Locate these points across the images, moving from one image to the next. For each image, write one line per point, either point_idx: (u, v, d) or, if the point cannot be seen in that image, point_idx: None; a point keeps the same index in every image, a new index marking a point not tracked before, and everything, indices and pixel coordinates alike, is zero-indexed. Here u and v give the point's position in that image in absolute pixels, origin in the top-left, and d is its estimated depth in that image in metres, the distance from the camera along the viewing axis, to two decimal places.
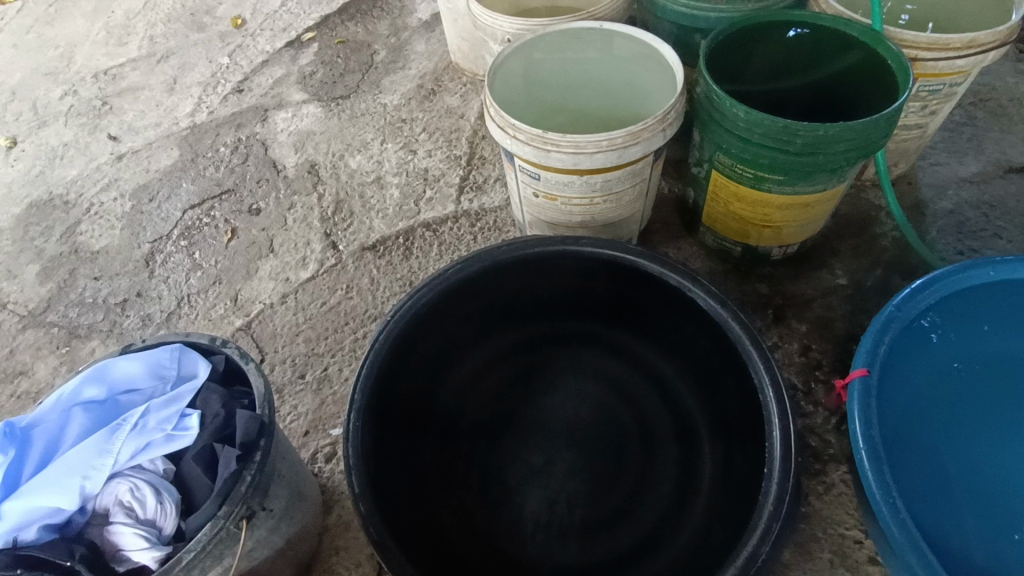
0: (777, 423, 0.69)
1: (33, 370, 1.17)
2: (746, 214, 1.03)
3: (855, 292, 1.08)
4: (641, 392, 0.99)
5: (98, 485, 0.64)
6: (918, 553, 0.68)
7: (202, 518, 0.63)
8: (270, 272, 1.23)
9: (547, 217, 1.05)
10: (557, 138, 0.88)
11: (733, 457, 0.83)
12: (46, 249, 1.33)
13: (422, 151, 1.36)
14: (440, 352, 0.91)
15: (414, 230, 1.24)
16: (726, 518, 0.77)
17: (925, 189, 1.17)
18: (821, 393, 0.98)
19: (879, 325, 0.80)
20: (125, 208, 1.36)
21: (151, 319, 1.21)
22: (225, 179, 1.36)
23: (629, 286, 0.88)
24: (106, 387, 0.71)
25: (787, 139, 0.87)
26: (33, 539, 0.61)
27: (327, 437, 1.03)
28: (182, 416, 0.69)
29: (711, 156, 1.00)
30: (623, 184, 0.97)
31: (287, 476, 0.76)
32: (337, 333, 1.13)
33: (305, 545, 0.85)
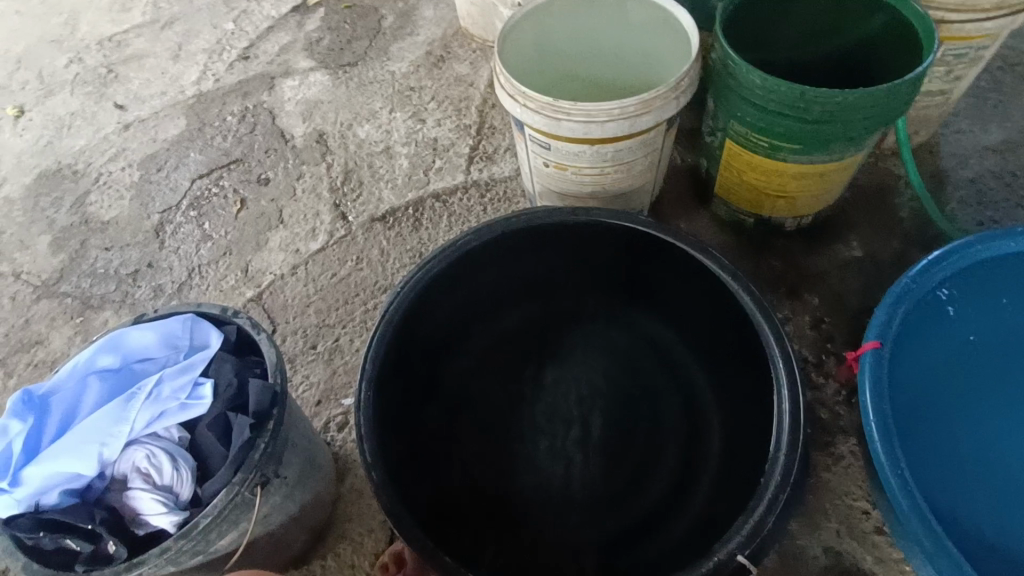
0: (786, 396, 0.68)
1: (48, 340, 1.18)
2: (760, 184, 1.01)
3: (870, 264, 1.06)
4: (650, 366, 0.98)
5: (115, 452, 0.65)
6: (926, 525, 0.69)
7: (218, 484, 0.64)
8: (280, 243, 1.23)
9: (558, 187, 1.04)
10: (569, 107, 0.87)
11: (742, 431, 0.83)
12: (57, 219, 1.33)
13: (431, 121, 1.34)
14: (449, 324, 0.91)
15: (424, 201, 1.24)
16: (735, 489, 0.78)
17: (946, 159, 1.15)
18: (832, 365, 0.98)
19: (894, 297, 0.79)
20: (134, 178, 1.35)
21: (163, 290, 1.21)
22: (233, 149, 1.35)
23: (640, 258, 0.87)
24: (120, 356, 0.71)
25: (804, 107, 0.85)
26: (54, 503, 0.63)
27: (339, 406, 1.04)
28: (195, 385, 0.68)
29: (725, 125, 0.98)
30: (635, 153, 0.96)
31: (301, 444, 0.77)
32: (347, 304, 1.14)
33: (319, 511, 0.87)
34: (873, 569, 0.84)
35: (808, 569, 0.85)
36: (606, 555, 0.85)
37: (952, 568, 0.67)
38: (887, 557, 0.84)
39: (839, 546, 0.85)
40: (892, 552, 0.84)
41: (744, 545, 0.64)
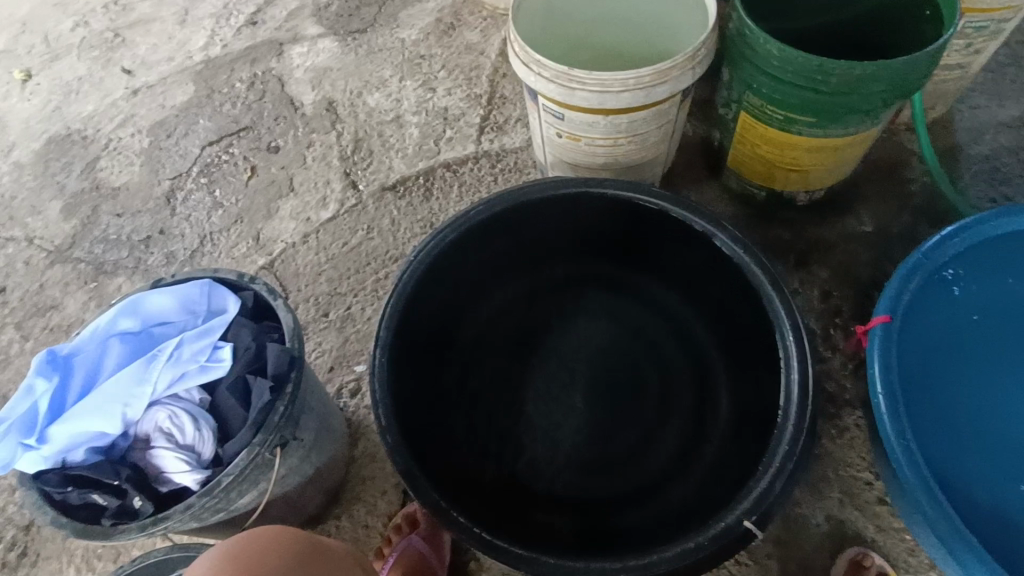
0: (795, 367, 0.69)
1: (63, 305, 1.20)
2: (773, 157, 1.01)
3: (880, 239, 1.07)
4: (658, 336, 1.00)
5: (138, 412, 0.66)
6: (927, 493, 0.70)
7: (238, 445, 0.66)
8: (291, 211, 1.23)
9: (570, 158, 1.04)
10: (583, 76, 0.86)
11: (750, 401, 0.84)
12: (68, 185, 1.33)
13: (441, 89, 1.33)
14: (461, 293, 0.92)
15: (434, 170, 1.23)
16: (741, 458, 0.80)
17: (961, 134, 1.14)
18: (839, 339, 0.99)
19: (904, 271, 0.80)
20: (143, 145, 1.35)
21: (175, 257, 1.22)
22: (243, 116, 1.35)
23: (652, 230, 0.87)
24: (140, 320, 0.72)
25: (821, 79, 0.84)
26: (81, 460, 0.66)
27: (351, 372, 1.06)
28: (215, 349, 0.70)
29: (740, 97, 0.98)
30: (649, 125, 0.95)
31: (317, 408, 0.78)
32: (358, 273, 1.14)
33: (334, 473, 0.89)
34: (874, 536, 0.86)
35: (810, 535, 0.87)
36: (613, 517, 0.88)
37: (953, 536, 0.69)
38: (888, 525, 0.86)
39: (841, 513, 0.87)
40: (893, 521, 0.86)
41: (751, 510, 0.65)
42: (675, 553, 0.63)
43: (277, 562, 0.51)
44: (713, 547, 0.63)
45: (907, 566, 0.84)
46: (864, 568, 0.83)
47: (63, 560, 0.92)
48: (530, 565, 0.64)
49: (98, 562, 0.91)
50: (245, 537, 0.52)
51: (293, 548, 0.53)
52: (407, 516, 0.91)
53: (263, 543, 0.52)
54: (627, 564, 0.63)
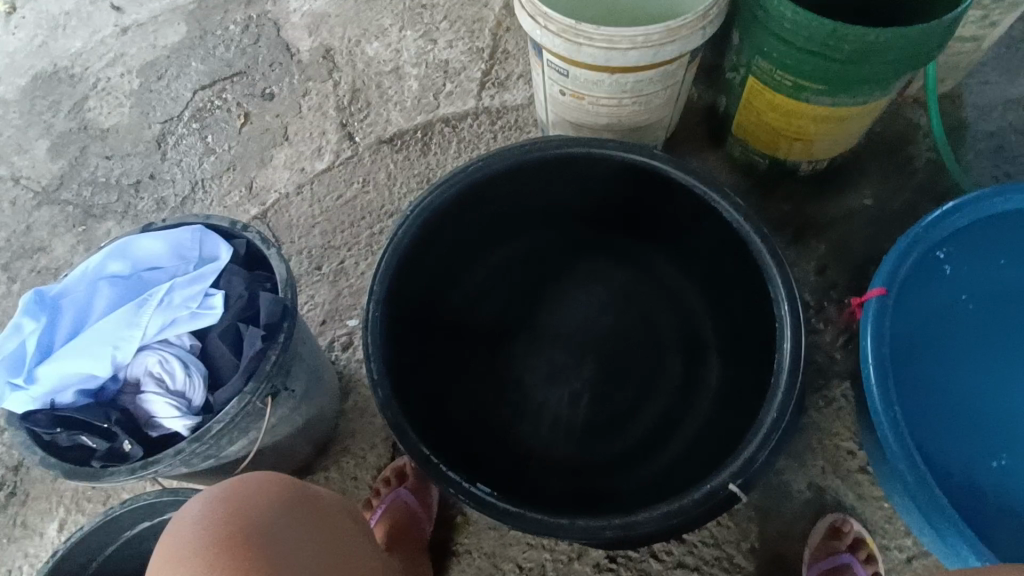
0: (788, 336, 0.69)
1: (51, 247, 1.18)
2: (779, 125, 0.99)
3: (880, 213, 1.06)
4: (654, 304, 0.99)
5: (128, 356, 0.66)
6: (911, 465, 0.72)
7: (230, 393, 0.66)
8: (285, 161, 1.20)
9: (573, 117, 1.01)
10: (590, 31, 0.83)
11: (740, 369, 0.85)
12: (55, 124, 1.30)
13: (442, 41, 1.29)
14: (458, 249, 0.91)
15: (433, 125, 1.21)
16: (731, 425, 0.80)
17: (969, 110, 1.12)
18: (832, 312, 0.99)
19: (905, 245, 0.79)
20: (133, 86, 1.31)
21: (166, 203, 1.20)
22: (237, 60, 1.30)
23: (650, 195, 0.86)
24: (130, 264, 0.71)
25: (833, 45, 0.82)
26: (70, 402, 0.65)
27: (343, 326, 1.05)
28: (206, 296, 0.69)
29: (749, 61, 0.95)
30: (655, 86, 0.93)
31: (308, 359, 0.78)
32: (352, 227, 1.13)
33: (324, 424, 0.89)
34: (853, 504, 0.88)
35: (791, 501, 0.89)
36: (600, 479, 0.89)
37: (933, 507, 0.71)
38: (868, 494, 0.88)
39: (823, 481, 0.89)
40: (873, 490, 0.88)
41: (736, 475, 0.66)
42: (660, 515, 0.64)
43: (270, 505, 0.51)
44: (697, 508, 0.64)
45: (883, 534, 0.86)
46: (841, 534, 0.85)
47: (53, 500, 0.92)
48: (516, 521, 0.65)
49: (88, 503, 0.92)
50: (240, 481, 0.53)
51: (286, 494, 0.53)
52: (397, 470, 0.92)
53: (257, 487, 0.52)
54: (612, 524, 0.64)
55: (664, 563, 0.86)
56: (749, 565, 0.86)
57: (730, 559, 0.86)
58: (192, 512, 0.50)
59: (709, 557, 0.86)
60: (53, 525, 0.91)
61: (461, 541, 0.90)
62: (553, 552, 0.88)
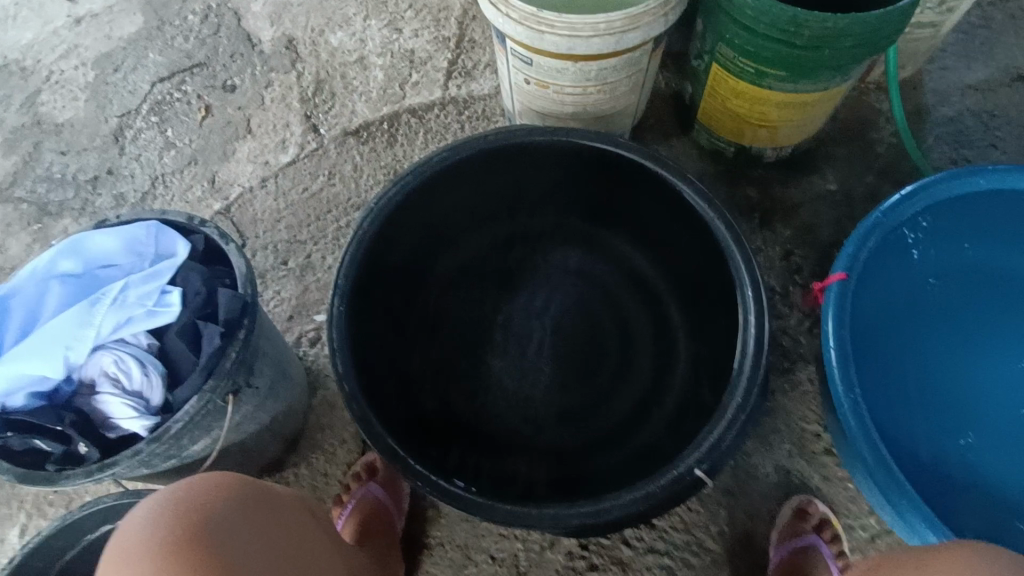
0: (752, 321, 0.71)
1: (5, 247, 1.15)
2: (743, 111, 1.00)
3: (843, 197, 1.08)
4: (622, 291, 0.99)
5: (81, 357, 0.63)
6: (872, 446, 0.73)
7: (189, 391, 0.64)
8: (249, 154, 1.18)
9: (539, 105, 1.01)
10: (552, 18, 0.83)
11: (707, 355, 0.86)
12: (6, 119, 1.25)
13: (407, 31, 1.27)
14: (426, 237, 0.90)
15: (399, 116, 1.20)
16: (700, 410, 0.82)
17: (929, 95, 1.14)
18: (798, 297, 1.00)
19: (864, 230, 0.81)
20: (88, 78, 1.27)
21: (125, 199, 1.17)
22: (196, 51, 1.27)
23: (617, 183, 0.87)
24: (83, 262, 0.69)
25: (793, 32, 0.83)
26: (21, 405, 0.63)
27: (311, 321, 1.04)
28: (163, 293, 0.67)
29: (712, 48, 0.96)
30: (618, 74, 0.93)
31: (271, 355, 0.77)
32: (319, 221, 1.11)
33: (293, 421, 0.88)
34: (819, 485, 0.89)
35: (759, 483, 0.90)
36: (570, 467, 0.90)
37: (891, 484, 0.72)
38: (832, 474, 0.90)
39: (789, 464, 0.91)
40: (837, 470, 0.90)
41: (701, 459, 0.66)
42: (626, 501, 0.65)
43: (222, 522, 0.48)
44: (663, 493, 0.65)
45: (848, 513, 0.88)
46: (807, 515, 0.86)
47: (12, 506, 0.90)
48: (484, 511, 0.65)
49: (49, 507, 0.90)
50: (179, 491, 0.50)
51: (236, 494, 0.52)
52: (367, 465, 0.91)
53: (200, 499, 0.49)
54: (579, 512, 0.65)
55: (635, 548, 0.87)
56: (719, 548, 0.87)
57: (700, 542, 0.87)
58: (136, 533, 0.47)
59: (679, 541, 0.87)
60: (13, 531, 0.89)
61: (434, 534, 0.89)
62: (525, 541, 0.88)
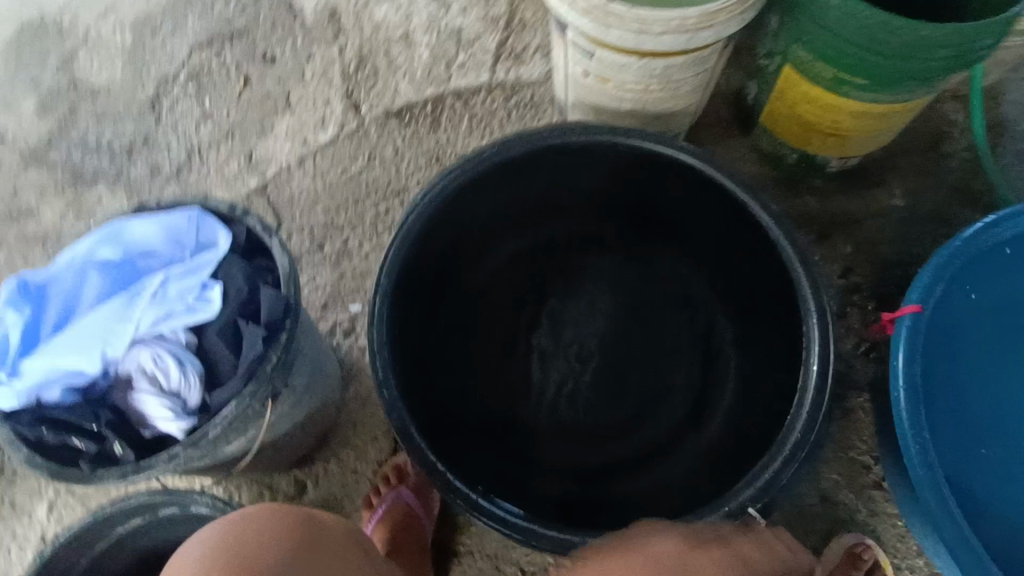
0: (816, 353, 0.66)
1: (40, 213, 1.13)
2: (813, 119, 0.94)
3: (910, 215, 1.02)
4: (668, 300, 0.95)
5: (118, 352, 0.61)
6: (937, 493, 0.69)
7: (227, 395, 0.62)
8: (287, 130, 1.14)
9: (595, 100, 0.96)
10: (621, 12, 0.77)
11: (760, 378, 0.82)
12: (43, 79, 1.22)
13: (455, 7, 1.21)
14: (471, 236, 0.86)
15: (444, 99, 1.15)
16: (751, 438, 0.78)
17: (1010, 108, 1.07)
18: (854, 318, 0.96)
19: (939, 262, 0.75)
20: (126, 40, 1.23)
21: (161, 170, 1.14)
22: (236, 18, 1.22)
23: (674, 191, 0.82)
24: (122, 249, 0.66)
25: (882, 38, 0.77)
26: (57, 400, 0.61)
27: (345, 311, 1.01)
28: (204, 288, 0.64)
29: (786, 48, 0.90)
30: (684, 72, 0.87)
31: (309, 353, 0.74)
32: (357, 205, 1.08)
33: (325, 416, 0.86)
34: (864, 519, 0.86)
35: (801, 513, 0.87)
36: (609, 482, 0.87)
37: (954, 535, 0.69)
38: (878, 509, 0.86)
39: (834, 494, 0.87)
40: (884, 506, 0.86)
41: (754, 497, 0.63)
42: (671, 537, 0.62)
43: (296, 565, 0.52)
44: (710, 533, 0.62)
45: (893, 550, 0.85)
46: (860, 560, 0.83)
47: (43, 480, 0.90)
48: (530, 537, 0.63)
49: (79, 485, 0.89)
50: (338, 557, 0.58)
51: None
52: (395, 467, 0.89)
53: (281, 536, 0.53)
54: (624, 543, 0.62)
55: None
56: None
57: None
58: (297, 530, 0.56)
59: None
60: (43, 505, 0.89)
61: (464, 542, 0.88)
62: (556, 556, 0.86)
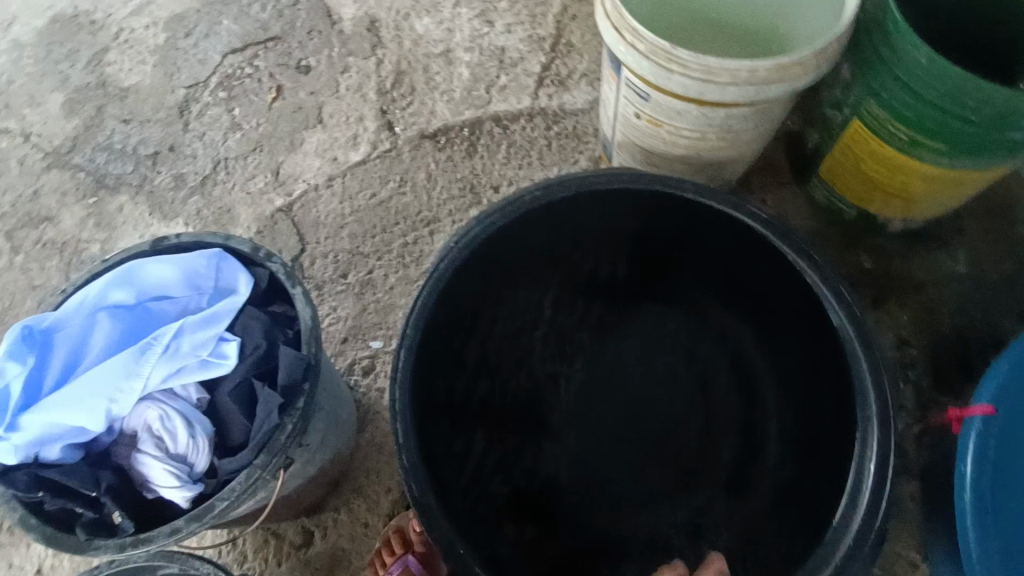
0: (873, 441, 0.60)
1: (59, 218, 1.09)
2: (880, 179, 0.87)
3: (976, 284, 0.94)
4: (706, 358, 0.88)
5: (124, 409, 0.57)
6: None
7: (237, 465, 0.57)
8: (317, 146, 1.10)
9: (643, 142, 0.89)
10: (686, 58, 0.71)
11: (809, 458, 0.76)
12: (71, 76, 1.18)
13: (499, 24, 1.15)
14: (504, 282, 0.81)
15: (482, 123, 1.09)
16: (801, 526, 0.72)
17: None
18: (908, 395, 0.89)
19: (1015, 353, 0.69)
20: (158, 40, 1.19)
21: (185, 181, 1.10)
22: (272, 23, 1.18)
23: (723, 247, 0.77)
24: (136, 292, 0.62)
25: (969, 104, 0.70)
26: (56, 458, 0.57)
27: (366, 347, 0.96)
28: (219, 342, 0.60)
29: (858, 101, 0.83)
30: (745, 123, 0.81)
31: (326, 406, 0.70)
32: (385, 233, 1.03)
33: (339, 465, 0.82)
34: None
35: None
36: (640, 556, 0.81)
37: None
38: None
39: None
40: None
41: None
42: None
43: None
44: None
45: None
46: None
47: None
48: None
49: None
50: None
51: None
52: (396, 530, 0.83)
53: None
54: None
55: None
56: None
57: None
58: None
59: None
60: None
61: None
62: None
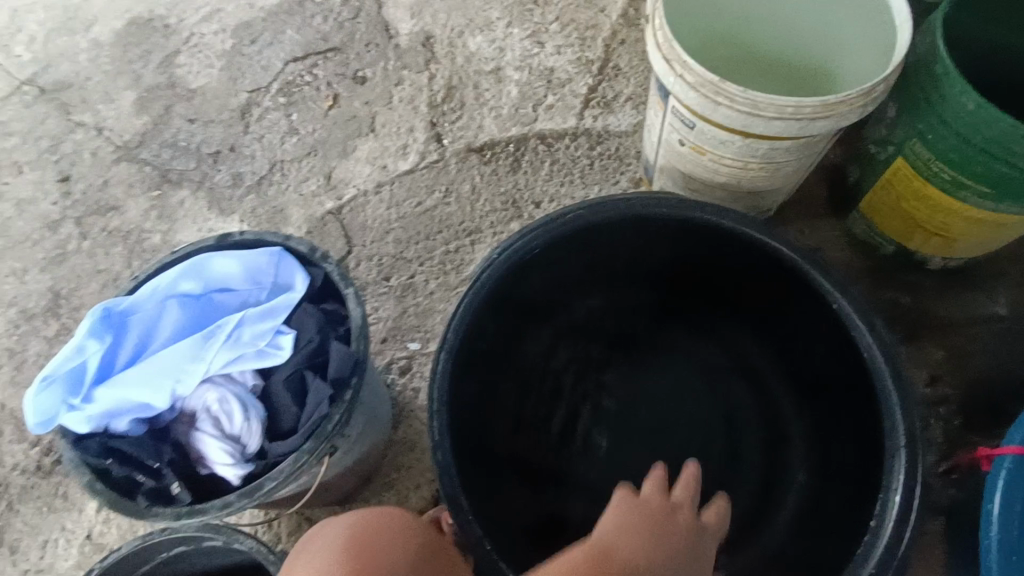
0: (898, 478, 0.62)
1: (125, 208, 1.16)
2: (921, 217, 0.88)
3: (1012, 326, 0.94)
4: (732, 385, 0.91)
5: (187, 390, 0.62)
6: None
7: (284, 449, 0.61)
8: (368, 154, 1.15)
9: (686, 167, 0.92)
10: (733, 92, 0.73)
11: (832, 489, 0.77)
12: (144, 76, 1.26)
13: (550, 46, 1.19)
14: (541, 299, 0.84)
15: (527, 140, 1.13)
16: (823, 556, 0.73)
17: None
18: (936, 432, 0.89)
19: None
20: (225, 46, 1.26)
21: (242, 180, 1.16)
22: (333, 34, 1.24)
23: (758, 278, 0.79)
24: (203, 283, 0.66)
25: (1016, 151, 0.71)
26: (124, 431, 0.62)
27: (403, 348, 1.00)
28: (276, 334, 0.65)
29: (903, 140, 0.84)
30: (788, 155, 0.83)
31: (367, 401, 0.73)
32: (428, 240, 1.07)
33: (373, 459, 0.85)
34: None
35: None
36: None
37: None
38: None
39: None
40: None
41: None
42: None
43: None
44: None
45: None
46: None
47: None
48: None
49: None
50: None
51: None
52: None
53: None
54: None
55: None
56: None
57: None
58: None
59: None
60: None
61: None
62: None
